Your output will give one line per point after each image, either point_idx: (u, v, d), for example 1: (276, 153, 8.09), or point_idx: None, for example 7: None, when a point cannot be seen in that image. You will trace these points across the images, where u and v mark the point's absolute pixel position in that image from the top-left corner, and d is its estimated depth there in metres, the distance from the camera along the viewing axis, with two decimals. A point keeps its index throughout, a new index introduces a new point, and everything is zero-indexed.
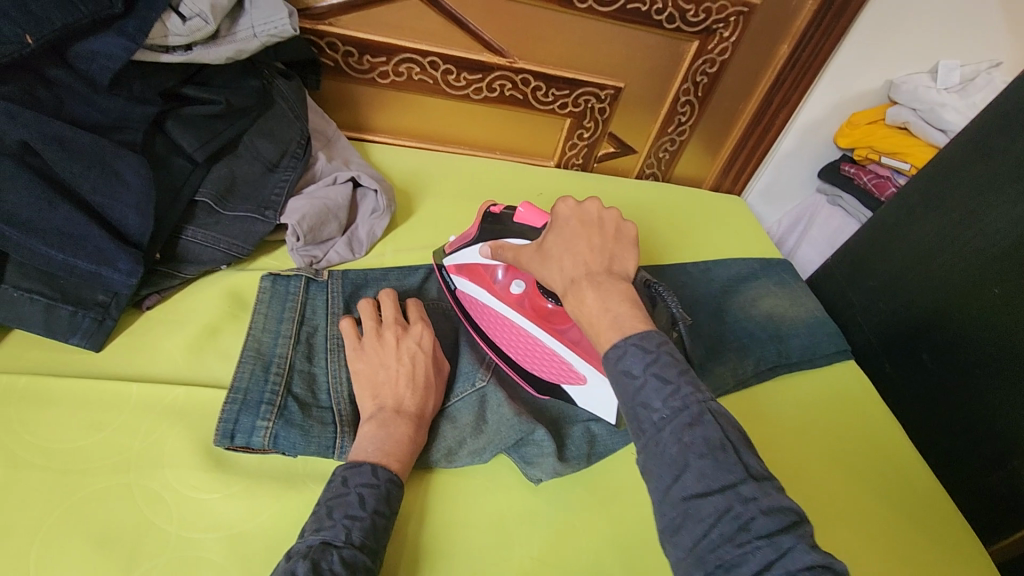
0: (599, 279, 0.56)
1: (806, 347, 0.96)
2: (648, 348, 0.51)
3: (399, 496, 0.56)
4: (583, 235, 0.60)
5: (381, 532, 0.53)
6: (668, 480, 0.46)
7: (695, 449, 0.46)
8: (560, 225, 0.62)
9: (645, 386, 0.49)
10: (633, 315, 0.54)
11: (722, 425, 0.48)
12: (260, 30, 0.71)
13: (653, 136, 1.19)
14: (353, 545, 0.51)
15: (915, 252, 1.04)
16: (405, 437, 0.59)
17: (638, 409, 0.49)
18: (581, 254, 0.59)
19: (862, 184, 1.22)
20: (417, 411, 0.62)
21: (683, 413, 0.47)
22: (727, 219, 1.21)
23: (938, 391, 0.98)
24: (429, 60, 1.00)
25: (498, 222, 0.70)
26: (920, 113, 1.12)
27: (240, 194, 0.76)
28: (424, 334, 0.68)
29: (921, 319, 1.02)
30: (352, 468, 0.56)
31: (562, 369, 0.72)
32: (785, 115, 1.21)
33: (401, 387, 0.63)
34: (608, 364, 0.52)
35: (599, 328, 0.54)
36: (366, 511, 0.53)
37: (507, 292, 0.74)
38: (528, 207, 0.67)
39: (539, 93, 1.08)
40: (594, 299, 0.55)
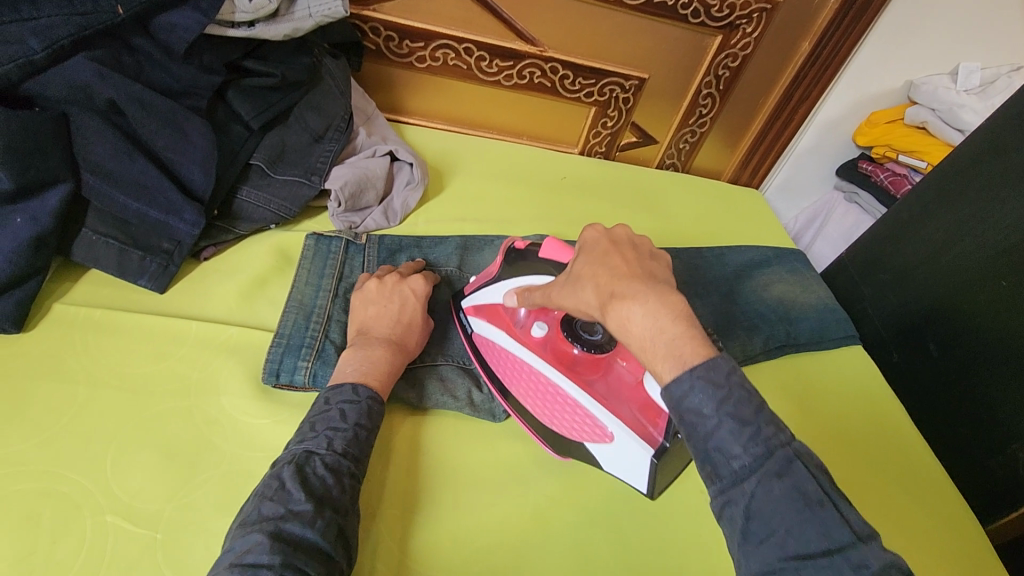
0: (646, 292, 0.52)
1: (813, 331, 1.00)
2: (718, 383, 0.49)
3: (380, 411, 0.61)
4: (617, 252, 0.57)
5: (364, 442, 0.58)
6: (760, 536, 0.47)
7: (785, 499, 0.47)
8: (589, 247, 0.59)
9: (720, 430, 0.49)
10: (689, 335, 0.50)
11: (809, 469, 0.48)
12: (315, 10, 0.77)
13: (675, 127, 1.24)
14: (336, 453, 0.56)
15: (926, 246, 1.07)
16: (382, 359, 0.64)
17: (714, 453, 0.49)
18: (616, 268, 0.55)
19: (878, 182, 1.25)
20: (397, 342, 0.67)
21: (768, 462, 0.48)
22: (742, 209, 1.25)
23: (944, 380, 1.02)
24: (464, 46, 1.06)
25: (521, 257, 0.70)
26: (939, 113, 1.15)
27: (289, 160, 0.83)
28: (420, 282, 0.73)
29: (930, 311, 1.05)
30: (334, 390, 0.60)
31: (585, 426, 0.69)
32: (805, 111, 1.25)
33: (387, 321, 0.68)
34: (672, 403, 0.51)
35: (654, 352, 0.51)
36: (348, 424, 0.58)
37: (529, 335, 0.72)
38: (552, 242, 0.66)
39: (567, 82, 1.13)
40: (643, 317, 0.51)
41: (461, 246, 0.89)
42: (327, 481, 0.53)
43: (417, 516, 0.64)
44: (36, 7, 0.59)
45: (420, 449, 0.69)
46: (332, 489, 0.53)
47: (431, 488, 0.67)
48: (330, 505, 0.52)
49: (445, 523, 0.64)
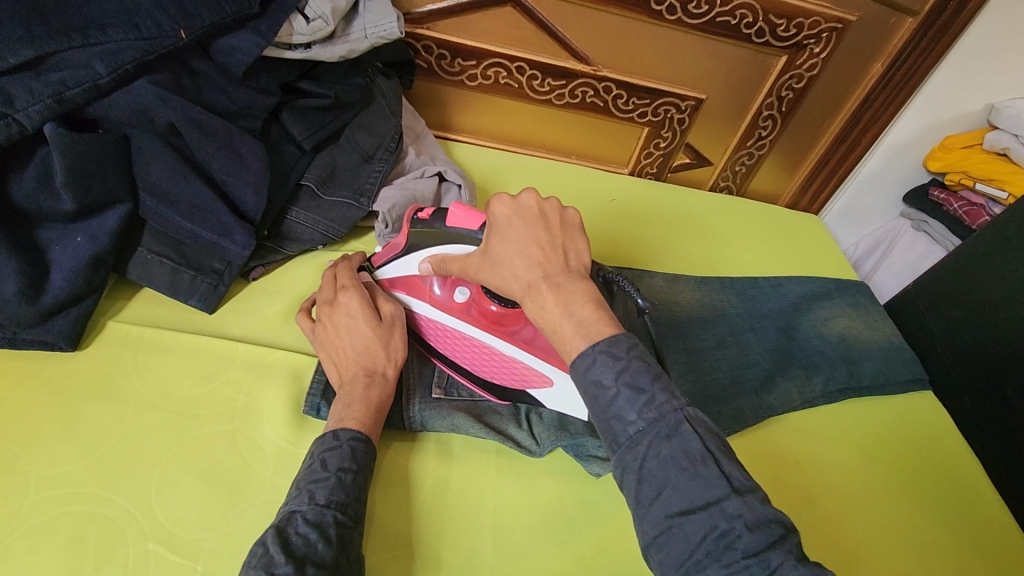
0: (558, 279, 0.52)
1: (878, 372, 0.93)
2: (617, 354, 0.49)
3: (366, 448, 0.58)
4: (530, 234, 0.54)
5: (350, 486, 0.55)
6: (650, 498, 0.46)
7: (673, 461, 0.45)
8: (503, 227, 0.56)
9: (618, 398, 0.48)
10: (600, 318, 0.51)
11: (700, 434, 0.46)
12: (370, 31, 0.78)
13: (730, 149, 1.19)
14: (319, 506, 0.53)
15: (1007, 284, 0.99)
16: (363, 399, 0.61)
17: (612, 422, 0.48)
18: (533, 255, 0.53)
19: (952, 211, 1.17)
20: (369, 373, 0.63)
21: (659, 425, 0.46)
22: (801, 237, 1.19)
23: (1022, 431, 0.93)
24: (516, 65, 1.04)
25: (427, 228, 0.64)
26: (1022, 139, 1.06)
27: (339, 181, 0.83)
28: (349, 300, 0.67)
29: (1011, 355, 0.97)
30: (316, 440, 0.58)
31: (523, 375, 0.70)
32: (873, 134, 1.18)
33: (349, 361, 0.64)
34: (578, 377, 0.50)
35: (563, 334, 0.51)
36: (330, 471, 0.55)
37: (451, 301, 0.70)
38: (460, 209, 0.61)
39: (620, 101, 1.10)
40: (555, 306, 0.51)
41: None
42: (311, 537, 0.50)
43: (455, 556, 0.62)
44: (104, 31, 0.60)
45: (458, 482, 0.67)
46: (316, 544, 0.50)
47: (467, 525, 0.64)
48: (314, 562, 0.49)
49: (483, 565, 0.62)
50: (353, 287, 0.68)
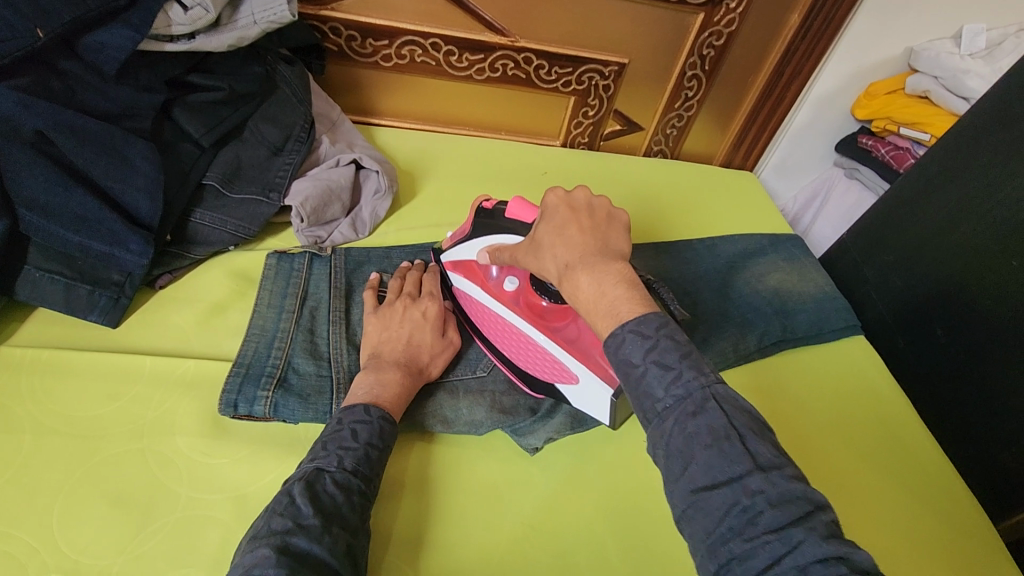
0: (592, 261, 0.55)
1: (812, 322, 0.95)
2: (646, 333, 0.50)
3: (391, 432, 0.60)
4: (573, 220, 0.58)
5: (375, 461, 0.57)
6: (677, 474, 0.46)
7: (697, 437, 0.46)
8: (550, 213, 0.60)
9: (646, 375, 0.49)
10: (631, 297, 0.53)
11: (726, 410, 0.47)
12: (259, 17, 0.73)
13: (660, 112, 1.18)
14: (346, 471, 0.54)
15: (932, 225, 1.01)
16: (396, 381, 0.64)
17: (642, 397, 0.49)
18: (573, 240, 0.57)
19: (879, 157, 1.19)
20: (408, 364, 0.66)
21: (686, 402, 0.47)
22: (736, 194, 1.19)
23: (950, 367, 0.96)
24: (431, 41, 1.01)
25: (489, 217, 0.70)
26: (942, 80, 1.08)
27: (246, 177, 0.79)
28: (430, 306, 0.73)
29: (937, 293, 0.99)
30: (345, 410, 0.59)
31: (554, 368, 0.71)
32: (797, 87, 1.18)
33: (400, 347, 0.68)
34: (608, 354, 0.52)
35: (597, 313, 0.54)
36: (359, 443, 0.57)
37: (501, 288, 0.74)
38: (518, 202, 0.66)
39: (542, 72, 1.07)
40: (590, 284, 0.54)
41: None
42: (338, 499, 0.52)
43: (388, 547, 0.62)
44: None
45: (393, 478, 0.67)
46: (342, 507, 0.52)
47: (402, 517, 0.64)
48: (339, 521, 0.51)
49: (414, 554, 0.62)
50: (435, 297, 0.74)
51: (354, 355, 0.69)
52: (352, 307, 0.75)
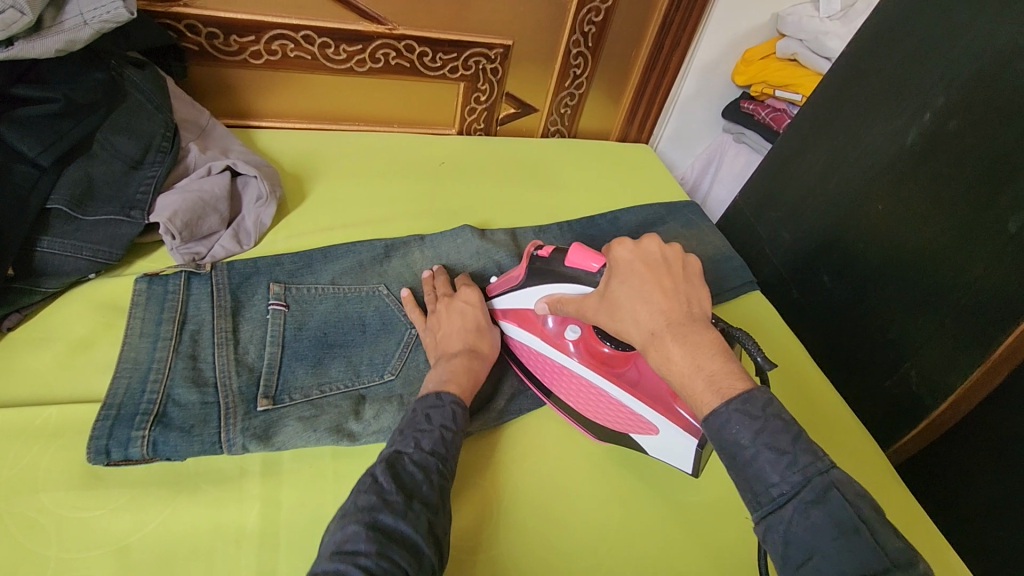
0: (684, 330, 0.53)
1: (712, 282, 0.99)
2: (753, 413, 0.49)
3: (464, 415, 0.62)
4: (655, 282, 0.56)
5: (452, 442, 0.59)
6: (798, 561, 0.46)
7: (823, 529, 0.45)
8: (624, 271, 0.58)
9: (758, 459, 0.48)
10: (727, 369, 0.51)
11: (849, 499, 0.46)
12: (91, 16, 0.66)
13: (551, 92, 1.18)
14: (423, 451, 0.57)
15: (811, 179, 1.08)
16: (463, 366, 0.67)
17: (753, 481, 0.48)
18: (658, 304, 0.55)
19: (761, 120, 1.26)
20: (470, 350, 0.70)
21: (806, 490, 0.46)
22: (634, 168, 1.22)
23: (837, 310, 1.03)
24: (302, 34, 0.95)
25: (546, 264, 0.68)
26: (806, 43, 1.17)
27: (102, 196, 0.71)
28: (471, 293, 0.76)
29: (821, 242, 1.06)
30: (418, 398, 0.62)
31: (630, 420, 0.68)
32: (678, 58, 1.22)
33: (457, 335, 0.71)
34: (710, 432, 0.50)
35: (693, 388, 0.52)
36: (434, 425, 0.59)
37: (559, 336, 0.72)
38: (580, 250, 0.64)
39: (426, 59, 1.04)
40: (682, 356, 0.52)
41: (349, 255, 0.83)
42: (418, 477, 0.54)
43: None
44: None
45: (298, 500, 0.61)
46: (421, 485, 0.54)
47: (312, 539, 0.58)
48: (420, 499, 0.53)
49: None
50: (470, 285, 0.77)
51: (244, 377, 0.65)
52: (240, 325, 0.70)
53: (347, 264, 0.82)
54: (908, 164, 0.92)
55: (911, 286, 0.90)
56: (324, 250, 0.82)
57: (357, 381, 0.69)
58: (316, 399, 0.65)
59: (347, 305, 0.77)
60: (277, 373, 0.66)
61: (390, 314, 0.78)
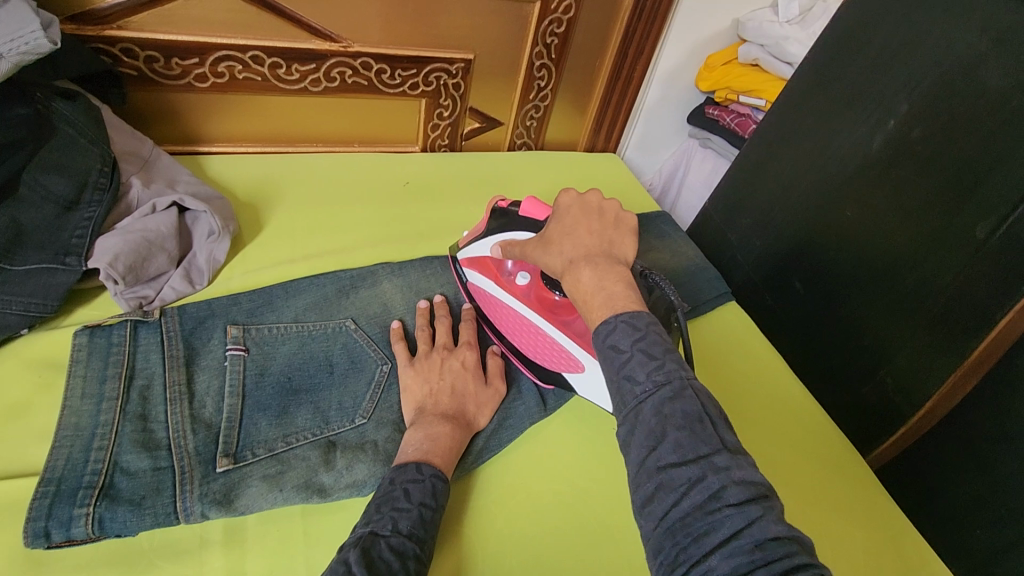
0: (598, 260, 0.56)
1: (687, 295, 0.97)
2: (638, 327, 0.51)
3: (444, 490, 0.59)
4: (585, 223, 0.60)
5: (430, 522, 0.56)
6: (648, 454, 0.45)
7: (678, 423, 0.46)
8: (563, 214, 0.62)
9: (633, 363, 0.49)
10: (627, 295, 0.53)
11: (702, 401, 0.47)
12: (7, 48, 0.60)
13: (516, 105, 1.16)
14: (401, 534, 0.53)
15: (780, 186, 1.09)
16: (446, 435, 0.63)
17: (624, 384, 0.49)
18: (582, 240, 0.58)
19: (726, 125, 1.26)
20: (454, 416, 0.66)
21: (666, 389, 0.47)
22: (603, 179, 1.20)
23: (811, 317, 1.03)
24: (251, 55, 0.90)
25: (503, 214, 0.75)
26: (767, 48, 1.17)
27: (32, 243, 0.66)
28: (469, 355, 0.72)
29: (792, 249, 1.06)
30: (396, 470, 0.59)
31: (562, 358, 0.74)
32: (642, 66, 1.21)
33: (444, 396, 0.67)
34: (596, 342, 0.52)
35: (592, 304, 0.54)
36: (412, 504, 0.56)
37: (514, 284, 0.78)
38: (532, 202, 0.70)
39: (384, 76, 1.00)
40: (591, 280, 0.55)
41: (313, 290, 0.78)
42: (394, 565, 0.50)
43: None
44: None
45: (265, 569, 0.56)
46: (397, 574, 0.50)
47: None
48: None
49: None
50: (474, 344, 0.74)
51: (201, 435, 0.60)
52: (195, 376, 0.65)
53: (310, 299, 0.77)
54: (874, 171, 0.93)
55: (883, 292, 0.91)
56: (285, 286, 0.77)
57: (326, 429, 0.64)
58: (281, 453, 0.61)
59: (312, 344, 0.72)
60: (238, 427, 0.62)
61: (359, 351, 0.73)
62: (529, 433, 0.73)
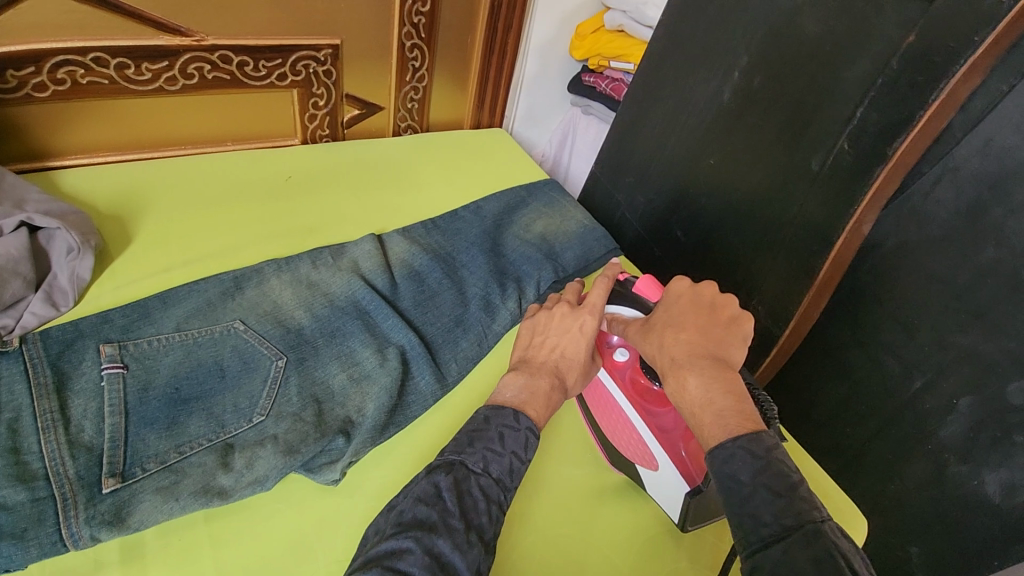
0: (705, 364, 0.58)
1: (579, 257, 1.01)
2: (756, 452, 0.51)
3: (536, 444, 0.60)
4: (694, 318, 0.63)
5: (518, 472, 0.58)
6: None
7: (806, 571, 0.44)
8: (671, 302, 0.66)
9: (756, 494, 0.49)
10: (743, 416, 0.54)
11: (838, 547, 0.45)
12: None
13: (394, 87, 1.15)
14: (490, 478, 0.56)
15: (652, 144, 1.16)
16: (544, 391, 0.63)
17: (746, 518, 0.49)
18: (688, 337, 0.61)
19: (603, 91, 1.33)
20: (557, 378, 0.65)
21: (795, 533, 0.46)
22: (491, 155, 1.22)
23: (691, 261, 1.12)
24: (92, 57, 0.84)
25: (620, 287, 0.76)
26: (629, 14, 1.23)
27: None
28: (588, 318, 0.69)
29: (670, 202, 1.14)
30: (495, 410, 0.61)
31: (639, 451, 0.68)
32: (515, 39, 1.24)
33: (553, 359, 0.67)
34: (712, 464, 0.52)
35: (700, 418, 0.56)
36: (506, 450, 0.58)
37: (610, 358, 0.73)
38: (647, 281, 0.74)
39: (247, 69, 0.96)
40: (698, 387, 0.57)
41: (193, 296, 0.76)
42: (479, 505, 0.54)
43: None
44: None
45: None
46: (481, 517, 0.53)
47: None
48: (477, 532, 0.52)
49: None
50: (592, 304, 0.71)
51: (83, 458, 0.58)
52: (69, 402, 0.62)
53: (191, 307, 0.75)
54: (726, 121, 1.01)
55: (749, 229, 1.00)
56: (160, 296, 0.74)
57: (222, 432, 0.64)
58: (175, 464, 0.60)
59: (199, 351, 0.70)
60: (123, 445, 0.60)
61: (249, 350, 0.72)
62: (433, 406, 0.75)
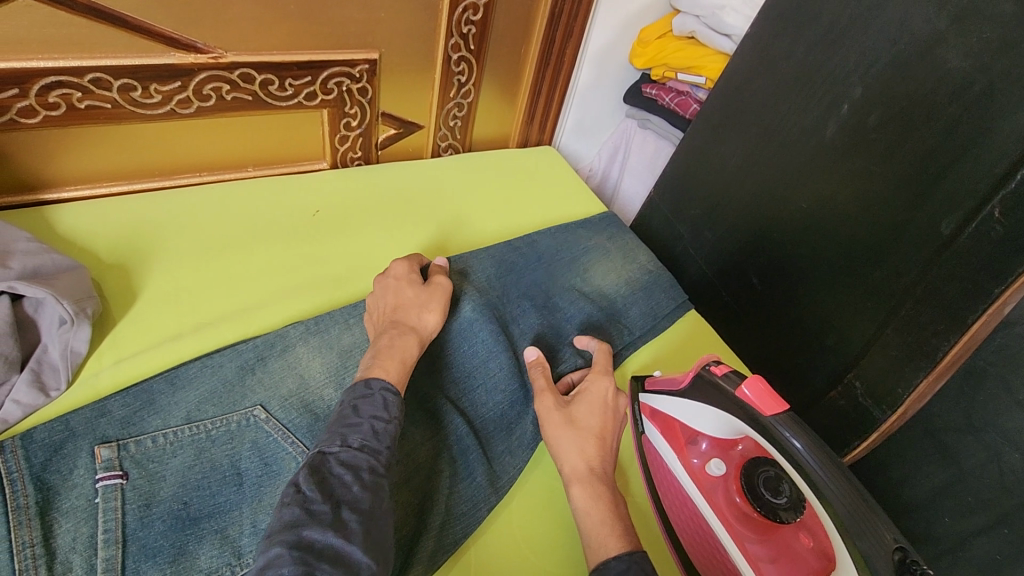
0: (612, 485, 0.61)
1: (645, 313, 0.87)
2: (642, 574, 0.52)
3: (395, 400, 0.59)
4: (609, 429, 0.65)
5: (384, 432, 0.56)
6: None
7: None
8: (598, 402, 0.66)
9: None
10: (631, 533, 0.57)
11: None
12: None
13: (436, 105, 1.01)
14: (353, 448, 0.53)
15: (725, 175, 1.02)
16: (388, 341, 0.65)
17: None
18: (606, 452, 0.63)
19: (665, 105, 1.17)
20: (397, 321, 0.68)
21: None
22: (538, 178, 1.09)
23: (770, 312, 0.99)
24: (92, 78, 0.71)
25: (720, 385, 0.62)
26: (703, 19, 1.07)
27: None
28: (397, 266, 0.76)
29: (745, 243, 1.00)
30: (345, 390, 0.59)
31: None
32: (575, 44, 1.08)
33: (388, 312, 0.70)
34: None
35: (605, 533, 0.56)
36: (361, 418, 0.56)
37: (703, 470, 0.66)
38: (758, 389, 0.58)
39: (271, 87, 0.83)
40: (610, 505, 0.58)
41: (206, 376, 0.64)
42: (347, 479, 0.51)
43: None
44: None
45: None
46: (352, 487, 0.50)
47: None
48: (349, 505, 0.49)
49: None
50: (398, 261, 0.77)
51: None
52: (56, 530, 0.51)
53: (203, 390, 0.63)
54: (826, 160, 0.85)
55: (844, 288, 0.86)
56: (167, 377, 0.63)
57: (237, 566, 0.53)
58: None
59: (212, 450, 0.59)
60: None
61: (271, 448, 0.61)
62: (489, 519, 0.63)
